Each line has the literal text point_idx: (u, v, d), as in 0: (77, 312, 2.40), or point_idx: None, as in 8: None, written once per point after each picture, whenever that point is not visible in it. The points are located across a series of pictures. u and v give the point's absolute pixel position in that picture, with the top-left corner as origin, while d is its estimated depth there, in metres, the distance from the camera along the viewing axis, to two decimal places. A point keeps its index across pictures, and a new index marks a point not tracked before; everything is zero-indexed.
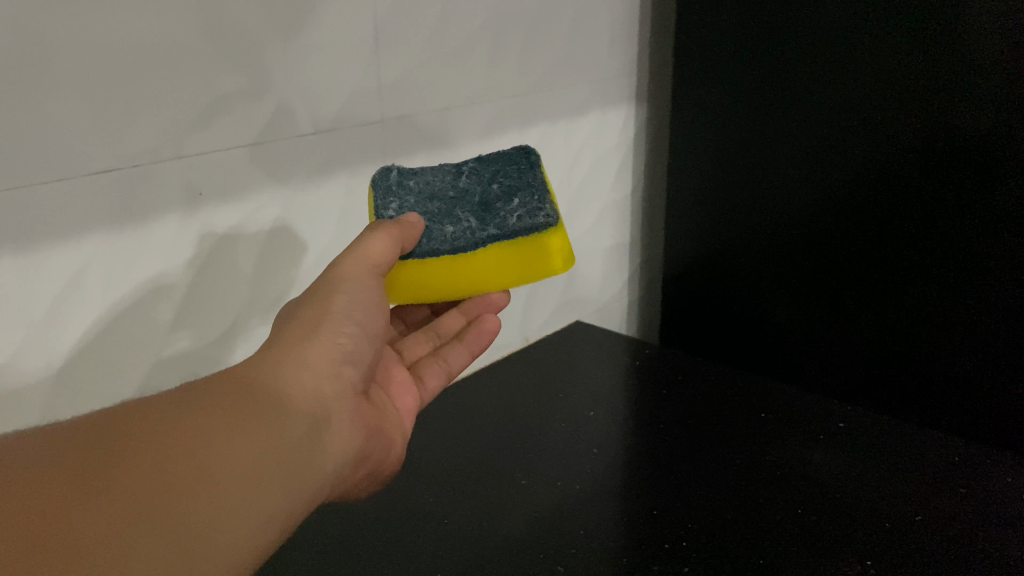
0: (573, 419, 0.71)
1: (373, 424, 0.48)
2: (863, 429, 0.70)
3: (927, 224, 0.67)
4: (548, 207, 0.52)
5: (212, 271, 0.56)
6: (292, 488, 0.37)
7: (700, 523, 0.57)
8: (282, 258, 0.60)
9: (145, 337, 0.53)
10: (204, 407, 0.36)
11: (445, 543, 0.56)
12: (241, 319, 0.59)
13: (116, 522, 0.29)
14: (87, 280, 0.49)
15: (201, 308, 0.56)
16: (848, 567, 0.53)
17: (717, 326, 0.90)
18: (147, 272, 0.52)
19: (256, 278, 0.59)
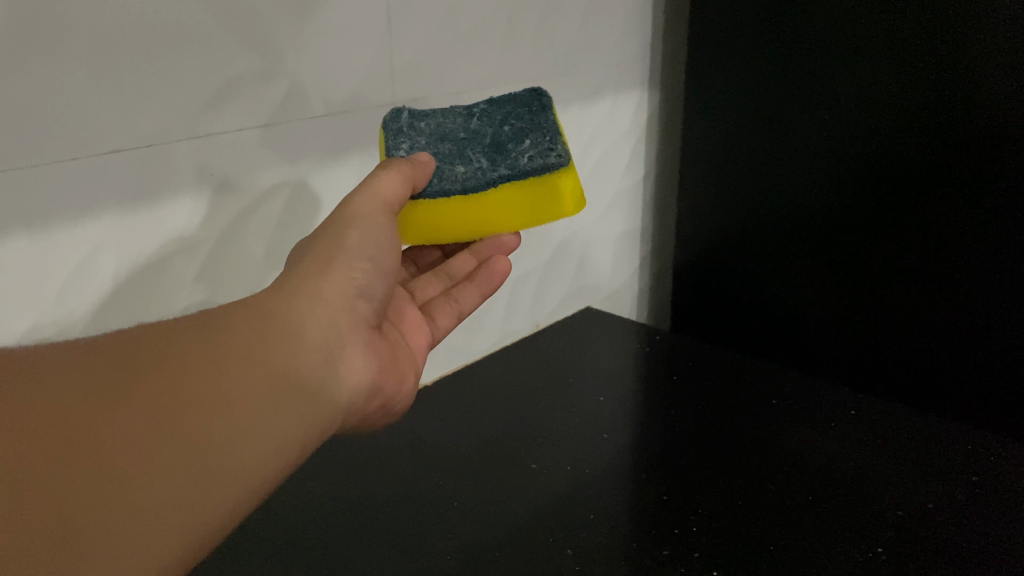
0: (583, 404, 0.71)
1: (387, 356, 0.48)
2: (873, 416, 0.70)
3: (942, 206, 0.66)
4: (559, 147, 0.51)
5: (228, 241, 0.56)
6: (308, 412, 0.37)
7: (710, 509, 0.57)
8: (296, 234, 0.60)
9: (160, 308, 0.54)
10: (221, 331, 0.36)
11: (456, 526, 0.56)
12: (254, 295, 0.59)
13: (133, 440, 0.30)
14: (104, 249, 0.49)
15: (216, 282, 0.56)
16: (860, 554, 0.53)
17: (728, 312, 0.89)
18: (164, 241, 0.52)
19: (271, 254, 0.59)
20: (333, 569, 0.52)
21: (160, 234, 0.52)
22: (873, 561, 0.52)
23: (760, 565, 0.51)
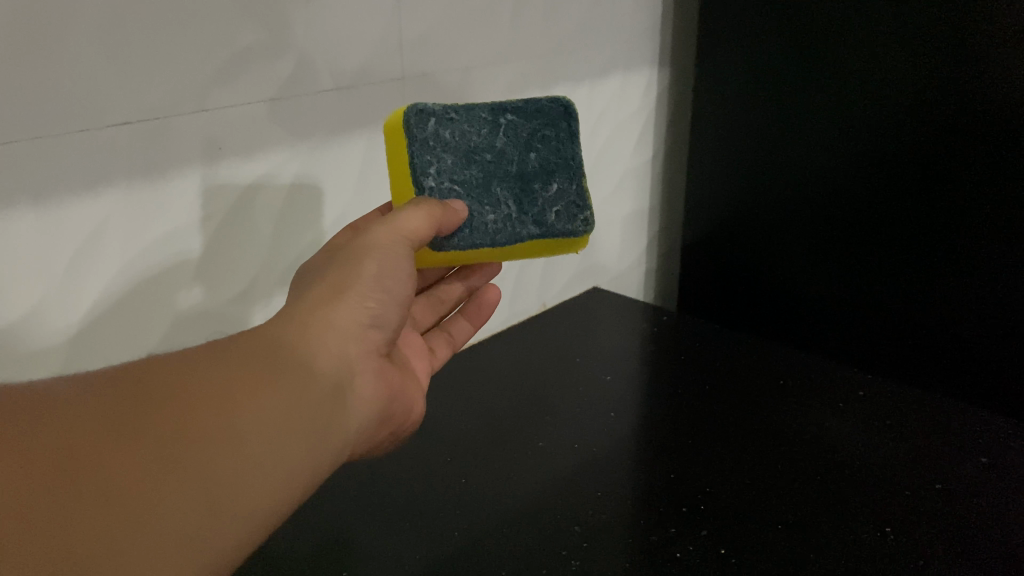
0: (591, 385, 0.71)
1: (395, 382, 0.48)
2: (880, 397, 0.70)
3: (952, 188, 0.66)
4: (585, 207, 0.52)
5: (232, 244, 0.56)
6: (317, 447, 0.37)
7: (717, 488, 0.57)
8: (301, 236, 0.60)
9: (166, 309, 0.54)
10: (235, 361, 0.36)
11: (466, 502, 0.56)
12: (259, 297, 0.60)
13: (145, 472, 0.29)
14: (108, 250, 0.50)
15: (220, 284, 0.56)
16: (868, 535, 0.52)
17: (735, 294, 0.89)
18: (167, 244, 0.52)
19: (275, 256, 0.59)
20: (345, 546, 0.52)
21: (164, 237, 0.52)
22: (882, 540, 0.52)
23: (768, 544, 0.52)
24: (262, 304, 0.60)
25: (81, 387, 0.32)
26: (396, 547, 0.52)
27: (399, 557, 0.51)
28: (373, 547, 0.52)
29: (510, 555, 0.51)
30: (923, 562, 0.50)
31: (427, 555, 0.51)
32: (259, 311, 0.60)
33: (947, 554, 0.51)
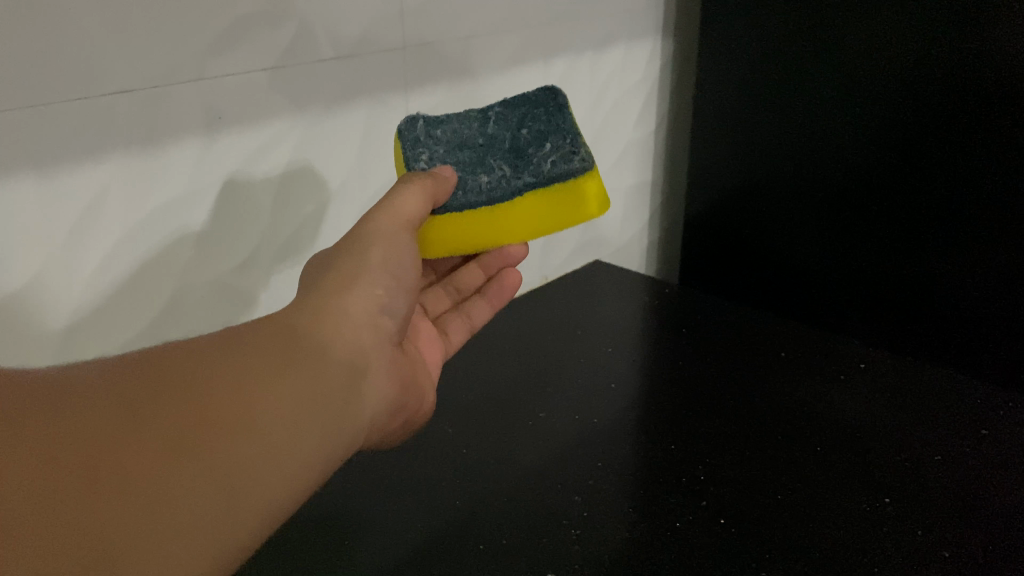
0: (591, 357, 0.71)
1: (408, 373, 0.48)
2: (882, 370, 0.70)
3: (957, 162, 0.65)
4: (582, 150, 0.50)
5: (232, 222, 0.56)
6: (332, 433, 0.37)
7: (717, 459, 0.57)
8: (300, 214, 0.60)
9: (164, 286, 0.54)
10: (248, 349, 0.36)
11: (468, 471, 0.57)
12: (260, 274, 0.60)
13: (164, 457, 0.29)
14: (107, 226, 0.49)
15: (218, 261, 0.56)
16: (867, 506, 0.53)
17: (737, 266, 0.89)
18: (168, 220, 0.52)
19: (274, 234, 0.59)
20: (349, 515, 0.53)
21: (162, 212, 0.52)
22: (881, 511, 0.52)
23: (768, 515, 0.52)
24: (261, 283, 0.60)
25: (93, 380, 0.31)
26: (400, 516, 0.53)
27: (402, 526, 0.52)
28: (376, 517, 0.53)
29: (512, 525, 0.51)
30: (922, 532, 0.50)
31: (431, 524, 0.52)
32: (258, 290, 0.60)
33: (946, 524, 0.51)
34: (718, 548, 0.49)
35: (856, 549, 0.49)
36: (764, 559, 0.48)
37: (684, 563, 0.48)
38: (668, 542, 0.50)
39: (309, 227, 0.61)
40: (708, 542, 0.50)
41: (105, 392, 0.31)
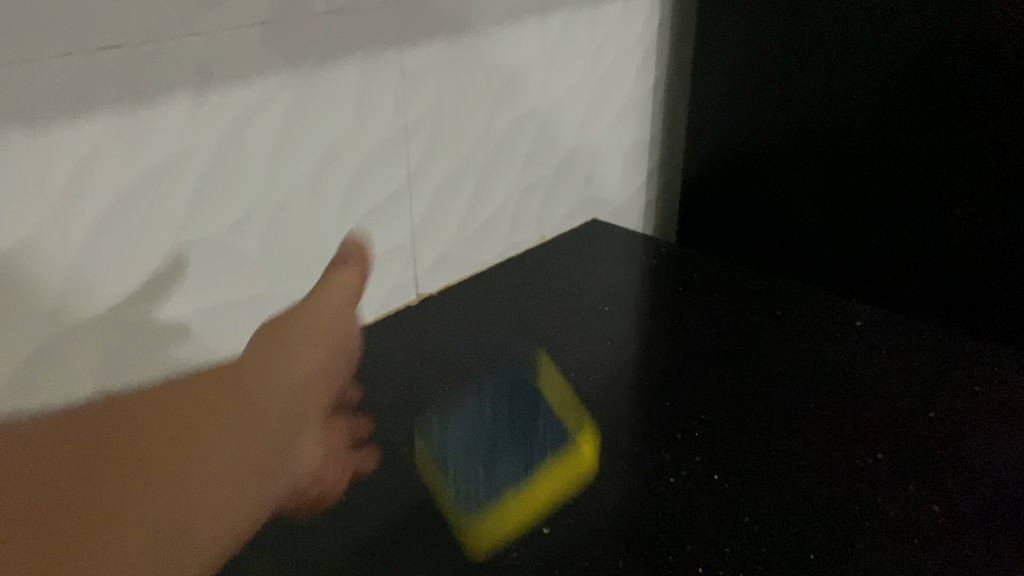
0: (588, 317, 0.71)
1: (343, 414, 0.46)
2: (878, 328, 0.70)
3: (967, 121, 0.65)
4: None
5: (228, 181, 0.53)
6: (319, 401, 0.37)
7: (713, 417, 0.58)
8: (301, 174, 0.57)
9: (158, 251, 0.51)
10: (223, 340, 0.35)
11: (466, 431, 0.57)
12: (260, 231, 0.56)
13: (180, 414, 0.28)
14: (102, 187, 0.47)
15: (216, 223, 0.53)
16: (859, 462, 0.53)
17: (732, 226, 0.88)
18: (162, 180, 0.50)
19: (275, 194, 0.56)
20: (349, 476, 0.53)
21: (155, 170, 0.49)
22: (873, 467, 0.53)
23: (763, 471, 0.52)
24: (263, 249, 0.57)
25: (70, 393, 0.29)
26: (401, 475, 0.53)
27: (403, 485, 0.52)
28: (377, 475, 0.53)
29: None
30: (914, 488, 0.51)
31: (431, 482, 0.52)
32: (261, 256, 0.57)
33: (939, 480, 0.52)
34: (713, 504, 0.50)
35: (849, 504, 0.49)
36: (758, 514, 0.49)
37: (680, 518, 0.49)
38: (664, 497, 0.50)
39: (313, 188, 0.58)
40: (703, 498, 0.50)
41: (87, 391, 0.29)
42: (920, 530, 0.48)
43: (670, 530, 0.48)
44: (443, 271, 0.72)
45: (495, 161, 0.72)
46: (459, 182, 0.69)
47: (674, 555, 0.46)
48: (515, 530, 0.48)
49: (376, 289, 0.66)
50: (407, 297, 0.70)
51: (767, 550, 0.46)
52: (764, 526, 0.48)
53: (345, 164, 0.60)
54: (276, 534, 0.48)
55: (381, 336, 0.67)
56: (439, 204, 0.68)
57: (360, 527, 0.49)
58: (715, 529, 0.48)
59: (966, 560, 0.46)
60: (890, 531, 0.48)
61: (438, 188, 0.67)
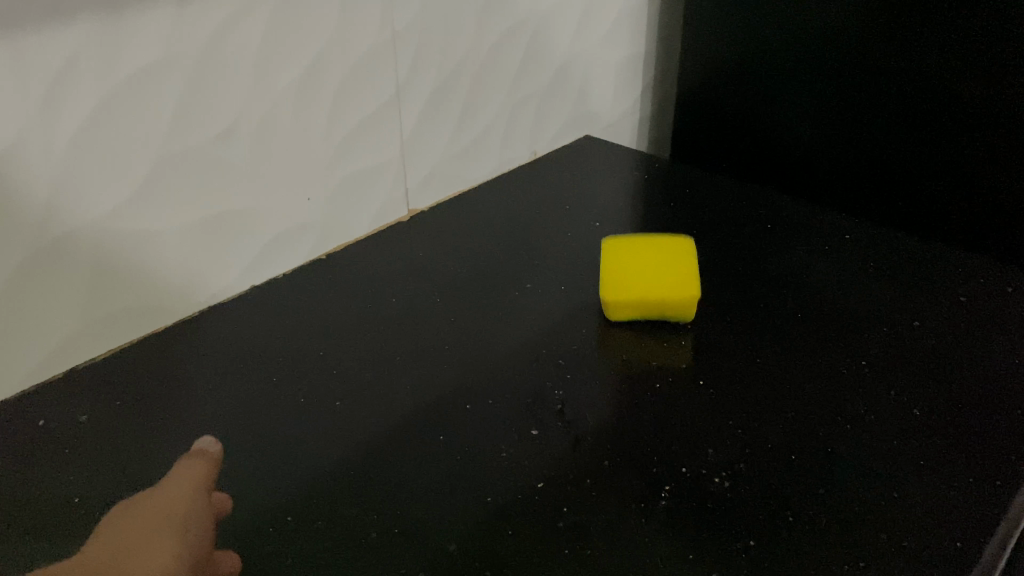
0: (579, 230, 0.70)
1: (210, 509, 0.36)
2: (869, 236, 0.66)
3: (971, 23, 0.62)
4: None
5: (210, 89, 0.52)
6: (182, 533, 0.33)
7: (698, 325, 0.57)
8: (284, 81, 0.56)
9: (142, 159, 0.50)
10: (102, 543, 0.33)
11: (455, 338, 0.57)
12: (246, 140, 0.56)
13: None
14: (85, 92, 0.46)
15: (199, 132, 0.53)
16: (843, 368, 0.52)
17: (728, 141, 0.86)
18: (142, 88, 0.49)
19: (258, 103, 0.55)
20: (337, 382, 0.53)
21: (134, 77, 0.48)
22: (857, 372, 0.52)
23: (746, 378, 0.52)
24: (248, 158, 0.56)
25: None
26: (391, 381, 0.53)
27: (393, 391, 0.52)
28: (368, 381, 0.53)
29: (501, 389, 0.52)
30: (895, 392, 0.50)
31: (421, 389, 0.52)
32: (247, 165, 0.56)
33: (922, 382, 0.51)
34: (697, 409, 0.50)
35: (829, 407, 0.49)
36: (741, 419, 0.49)
37: (664, 424, 0.49)
38: (650, 403, 0.51)
39: (297, 96, 0.57)
40: (687, 403, 0.50)
41: None
42: (902, 432, 0.47)
43: (651, 438, 0.48)
44: (435, 187, 0.72)
45: (483, 74, 0.71)
46: (447, 95, 0.68)
47: (656, 460, 0.46)
48: (505, 432, 0.49)
49: (365, 200, 0.66)
50: (398, 213, 0.70)
51: (748, 453, 0.46)
52: (747, 429, 0.48)
53: (331, 73, 0.59)
54: (270, 439, 0.49)
55: (369, 249, 0.67)
56: (427, 117, 0.67)
57: (352, 433, 0.49)
58: (697, 435, 0.48)
59: (943, 458, 0.45)
60: (871, 433, 0.47)
61: (426, 100, 0.67)
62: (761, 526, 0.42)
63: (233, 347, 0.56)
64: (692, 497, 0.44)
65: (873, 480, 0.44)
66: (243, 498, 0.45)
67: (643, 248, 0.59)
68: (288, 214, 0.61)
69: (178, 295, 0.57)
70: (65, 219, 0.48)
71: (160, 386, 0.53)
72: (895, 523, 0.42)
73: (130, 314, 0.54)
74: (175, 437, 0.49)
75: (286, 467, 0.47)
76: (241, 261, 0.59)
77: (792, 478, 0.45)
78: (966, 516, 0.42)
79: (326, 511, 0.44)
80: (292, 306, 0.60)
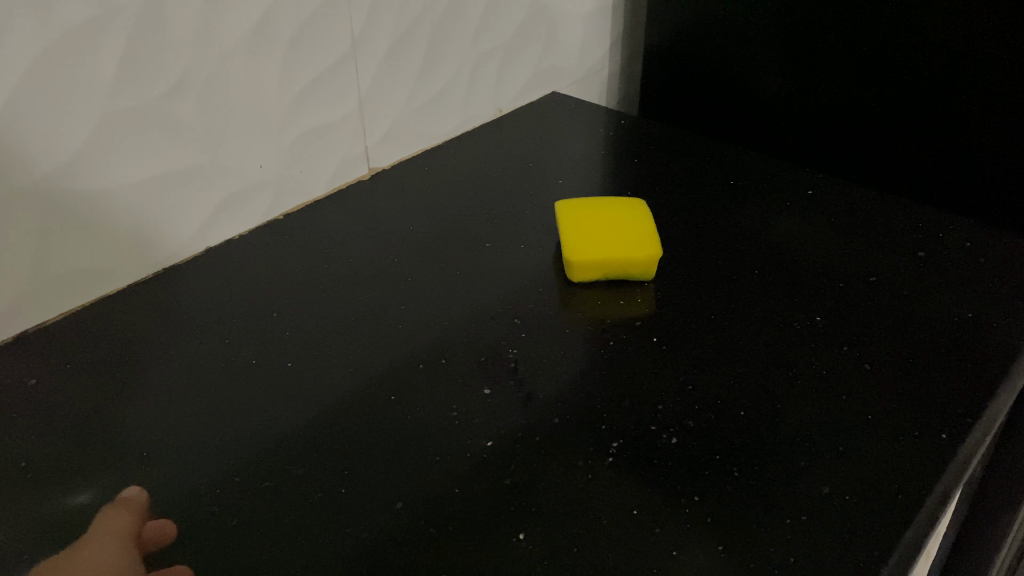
0: (542, 186, 0.69)
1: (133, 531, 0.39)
2: (832, 193, 0.66)
3: None
4: None
5: (154, 46, 0.51)
6: None
7: (655, 282, 0.56)
8: (233, 37, 0.54)
9: (85, 118, 0.49)
10: None
11: (409, 298, 0.56)
12: (195, 98, 0.54)
13: None
14: (20, 50, 0.45)
15: (145, 90, 0.51)
16: (799, 323, 0.52)
17: (697, 95, 0.85)
18: (80, 45, 0.47)
19: (206, 60, 0.54)
20: (288, 345, 0.52)
21: (72, 35, 0.47)
22: (809, 327, 0.51)
23: (701, 334, 0.51)
24: (198, 117, 0.55)
25: None
26: (345, 340, 0.53)
27: (347, 350, 0.52)
28: (320, 341, 0.53)
29: (455, 345, 0.52)
30: (846, 347, 0.50)
31: (374, 347, 0.52)
32: (197, 124, 0.55)
33: (874, 338, 0.50)
34: (649, 364, 0.49)
35: (780, 362, 0.49)
36: (692, 374, 0.48)
37: (615, 379, 0.48)
38: (603, 359, 0.50)
39: (248, 52, 0.56)
40: (639, 359, 0.49)
41: None
42: (851, 387, 0.47)
43: (600, 394, 0.47)
44: (395, 145, 0.71)
45: (442, 28, 0.69)
46: (405, 51, 0.67)
47: (605, 417, 0.45)
48: (456, 390, 0.48)
49: (322, 159, 0.65)
50: (358, 172, 0.69)
51: (698, 409, 0.46)
52: (697, 385, 0.47)
53: (283, 29, 0.57)
54: (220, 401, 0.48)
55: (328, 209, 0.66)
56: (385, 73, 0.66)
57: (304, 393, 0.49)
58: (648, 391, 0.47)
59: (889, 414, 0.45)
60: (821, 388, 0.47)
61: (384, 56, 0.65)
62: (707, 482, 0.41)
63: (187, 308, 0.56)
64: (639, 453, 0.43)
65: (820, 434, 0.44)
66: (192, 459, 0.45)
67: (601, 211, 0.58)
68: (242, 173, 0.60)
69: (131, 256, 0.56)
70: (4, 180, 0.47)
71: (110, 351, 0.52)
72: (839, 477, 0.41)
73: (79, 276, 0.53)
74: (125, 400, 0.49)
75: (235, 428, 0.46)
76: (195, 222, 0.59)
77: (741, 433, 0.44)
78: (909, 470, 0.42)
79: (273, 470, 0.44)
80: (246, 269, 0.59)
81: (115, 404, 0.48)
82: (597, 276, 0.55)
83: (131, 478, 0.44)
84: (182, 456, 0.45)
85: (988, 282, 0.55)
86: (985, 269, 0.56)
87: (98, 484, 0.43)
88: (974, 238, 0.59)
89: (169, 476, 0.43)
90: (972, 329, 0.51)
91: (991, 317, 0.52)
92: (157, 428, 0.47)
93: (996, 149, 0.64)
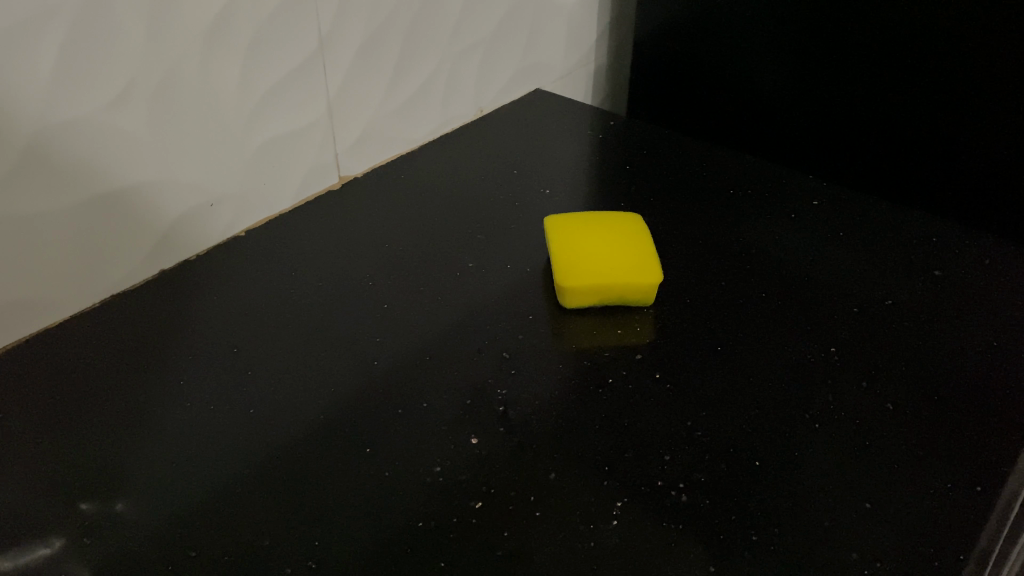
0: (530, 196, 0.64)
1: None
2: (839, 204, 0.62)
3: None
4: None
5: (95, 53, 0.44)
6: None
7: (655, 309, 0.52)
8: (185, 39, 0.48)
9: (16, 133, 0.43)
10: None
11: (386, 328, 0.51)
12: (144, 111, 0.48)
13: None
14: None
15: (84, 100, 0.45)
16: (812, 355, 0.47)
17: (688, 94, 0.80)
18: (7, 55, 0.41)
19: (156, 66, 0.48)
20: (250, 384, 0.47)
21: None
22: (825, 359, 0.47)
23: (706, 369, 0.47)
24: (149, 129, 0.49)
25: None
26: (316, 377, 0.47)
27: (317, 390, 0.46)
28: (287, 380, 0.47)
29: (437, 386, 0.46)
30: (866, 383, 0.46)
31: (349, 385, 0.47)
32: (147, 138, 0.49)
33: (894, 372, 0.46)
34: (651, 407, 0.44)
35: (795, 402, 0.44)
36: (700, 417, 0.43)
37: (615, 424, 0.43)
38: (599, 400, 0.45)
39: (204, 56, 0.50)
40: (640, 399, 0.45)
41: None
42: (873, 430, 0.43)
43: (600, 442, 0.42)
44: (369, 150, 0.65)
45: (420, 24, 0.64)
46: (380, 49, 0.61)
47: (608, 470, 0.41)
48: (440, 439, 0.43)
49: (289, 169, 0.60)
50: (327, 181, 0.63)
51: (709, 459, 0.41)
52: (707, 432, 0.43)
53: (244, 31, 0.51)
54: (173, 454, 0.43)
55: (296, 224, 0.61)
56: (357, 74, 0.61)
57: (269, 444, 0.43)
58: (651, 438, 0.42)
59: (919, 460, 0.41)
60: (842, 432, 0.43)
61: (356, 56, 0.60)
62: (725, 549, 0.37)
63: (139, 343, 0.50)
64: (648, 513, 0.39)
65: (846, 488, 0.40)
66: (137, 526, 0.39)
67: (595, 229, 0.54)
68: (199, 188, 0.54)
69: (74, 284, 0.50)
70: None
71: (47, 398, 0.46)
72: (868, 539, 0.37)
73: (11, 308, 0.47)
74: (60, 456, 0.43)
75: (189, 485, 0.41)
76: (147, 243, 0.53)
77: (758, 488, 0.40)
78: (944, 531, 0.38)
79: (234, 538, 0.38)
80: (206, 295, 0.54)
81: (51, 460, 0.43)
82: (592, 300, 0.50)
83: (66, 555, 0.38)
84: (129, 521, 0.39)
85: (1009, 302, 0.52)
86: (1004, 290, 0.53)
87: (29, 560, 0.38)
88: (992, 252, 0.56)
89: (115, 548, 0.38)
90: (997, 362, 0.47)
91: (1016, 346, 0.48)
92: (97, 488, 0.41)
93: (1014, 153, 0.61)
